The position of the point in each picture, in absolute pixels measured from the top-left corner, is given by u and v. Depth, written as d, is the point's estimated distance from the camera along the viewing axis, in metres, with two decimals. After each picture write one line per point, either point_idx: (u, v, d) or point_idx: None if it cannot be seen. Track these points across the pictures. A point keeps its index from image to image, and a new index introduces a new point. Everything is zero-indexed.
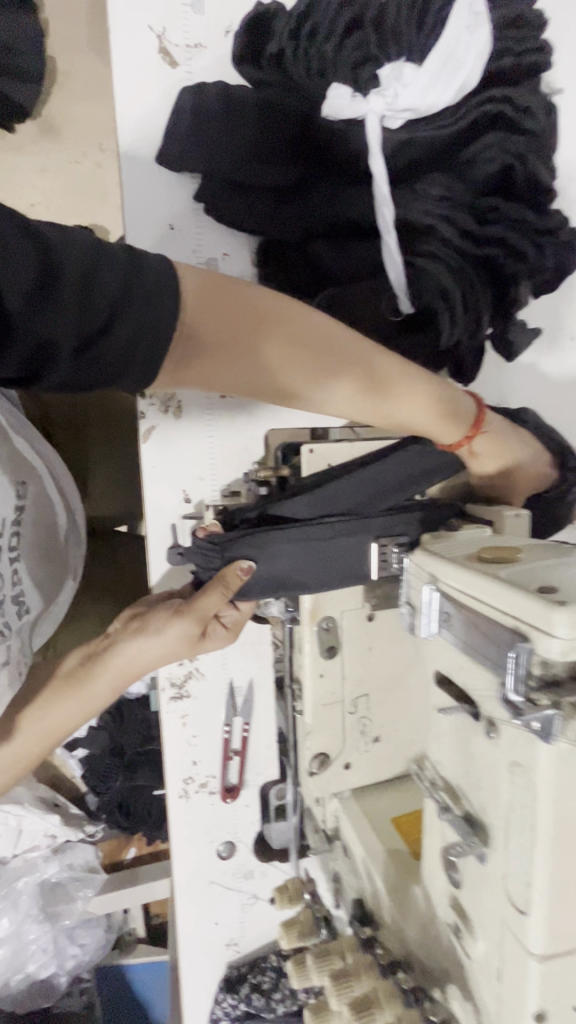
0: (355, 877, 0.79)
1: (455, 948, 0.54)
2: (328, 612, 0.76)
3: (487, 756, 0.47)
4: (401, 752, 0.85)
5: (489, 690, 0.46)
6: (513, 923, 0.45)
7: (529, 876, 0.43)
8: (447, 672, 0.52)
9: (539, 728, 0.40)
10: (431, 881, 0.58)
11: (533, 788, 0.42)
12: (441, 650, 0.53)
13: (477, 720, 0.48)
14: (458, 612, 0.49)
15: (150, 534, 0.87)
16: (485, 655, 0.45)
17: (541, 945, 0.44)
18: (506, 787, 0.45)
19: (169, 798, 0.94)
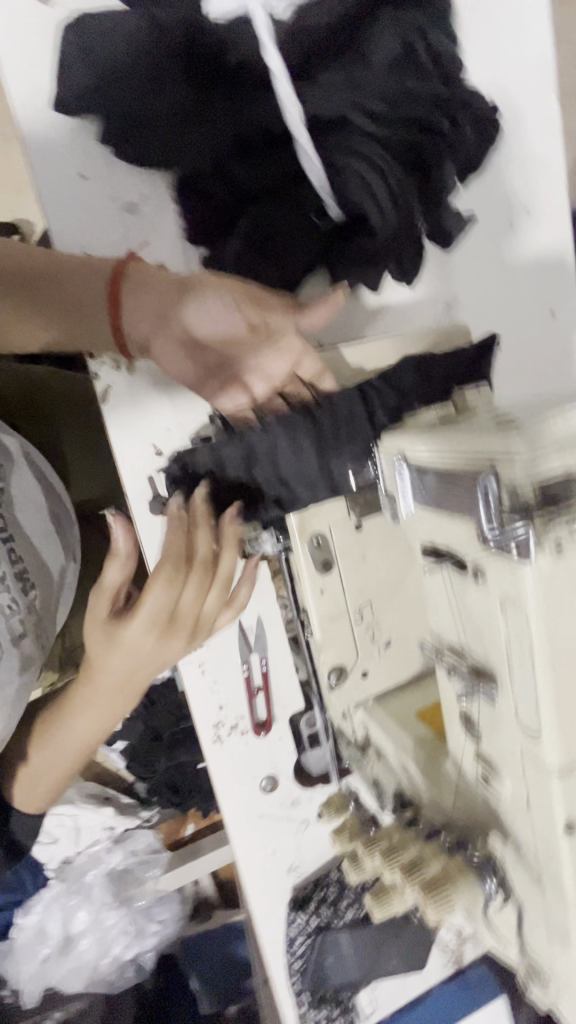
0: (392, 773, 0.82)
1: (487, 794, 0.57)
2: (316, 527, 0.78)
3: (480, 603, 0.48)
4: (415, 653, 0.87)
5: (469, 536, 0.47)
6: (531, 748, 0.48)
7: (537, 696, 0.45)
8: (432, 541, 0.53)
9: (518, 551, 0.42)
10: (457, 745, 0.61)
11: (524, 612, 0.43)
12: (423, 522, 0.54)
13: (465, 572, 0.49)
14: (432, 475, 0.51)
15: (130, 492, 0.87)
16: (460, 507, 0.47)
17: (557, 759, 0.46)
18: (501, 625, 0.47)
19: (203, 744, 0.97)
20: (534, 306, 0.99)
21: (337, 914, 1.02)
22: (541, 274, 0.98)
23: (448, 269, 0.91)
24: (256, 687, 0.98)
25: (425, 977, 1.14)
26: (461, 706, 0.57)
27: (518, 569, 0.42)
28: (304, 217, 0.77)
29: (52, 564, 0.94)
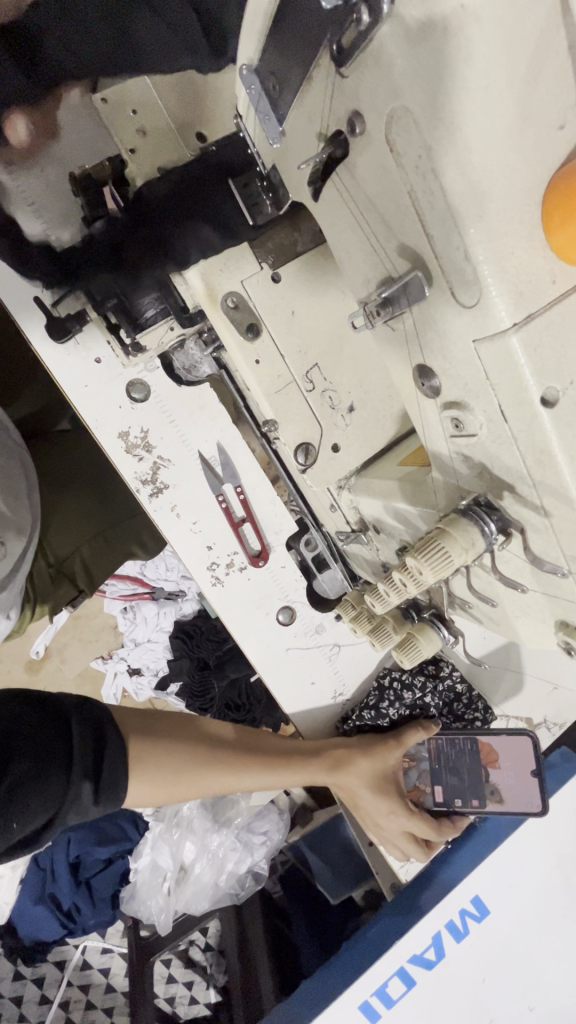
0: (392, 538, 0.74)
1: (464, 451, 0.49)
2: (228, 288, 0.69)
3: (371, 168, 0.39)
4: (387, 411, 0.77)
5: (327, 91, 0.39)
6: (478, 323, 0.39)
7: (460, 236, 0.36)
8: (306, 155, 0.44)
9: (370, 16, 0.33)
10: (425, 427, 0.52)
11: (411, 115, 0.35)
12: (291, 138, 0.45)
13: (346, 145, 0.40)
14: (275, 57, 0.42)
15: (31, 334, 0.79)
16: (309, 49, 0.39)
17: (506, 308, 0.38)
18: (397, 173, 0.37)
19: (203, 589, 0.92)
20: None
21: (381, 715, 0.99)
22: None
23: None
24: (240, 517, 0.91)
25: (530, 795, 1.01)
26: (411, 363, 0.48)
27: (380, 45, 0.34)
28: None
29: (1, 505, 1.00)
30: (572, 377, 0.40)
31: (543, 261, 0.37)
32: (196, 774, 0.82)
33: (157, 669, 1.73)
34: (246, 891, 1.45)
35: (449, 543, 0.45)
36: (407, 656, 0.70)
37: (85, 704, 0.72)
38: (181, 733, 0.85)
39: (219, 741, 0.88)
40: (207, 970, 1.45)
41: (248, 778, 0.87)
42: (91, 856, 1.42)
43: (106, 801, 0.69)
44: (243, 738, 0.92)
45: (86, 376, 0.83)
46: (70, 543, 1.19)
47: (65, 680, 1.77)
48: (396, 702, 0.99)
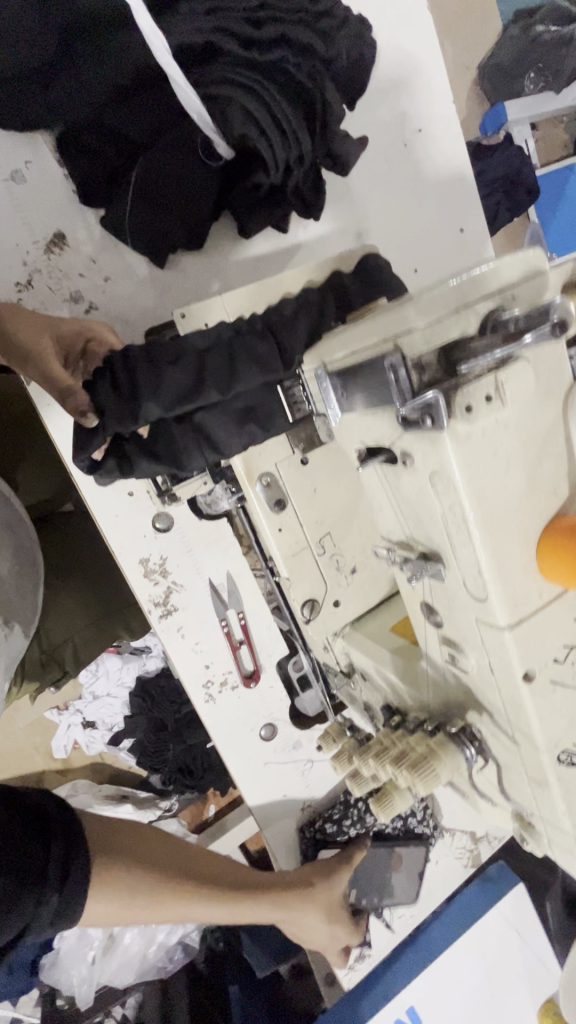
0: (377, 690, 0.85)
1: (455, 671, 0.60)
2: (264, 469, 0.79)
3: (414, 488, 0.50)
4: (382, 575, 0.89)
5: (387, 426, 0.50)
6: (482, 615, 0.51)
7: (478, 562, 0.48)
8: (364, 444, 0.55)
9: (433, 422, 0.43)
10: (424, 639, 0.63)
11: (452, 482, 0.46)
12: (351, 427, 0.56)
13: (396, 462, 0.51)
14: (348, 378, 0.53)
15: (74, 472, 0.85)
16: (377, 397, 0.49)
17: (506, 614, 0.49)
18: (434, 502, 0.49)
19: (196, 703, 0.99)
20: (445, 224, 1.04)
21: (341, 829, 1.08)
22: (447, 194, 1.03)
23: (353, 202, 0.98)
24: (238, 639, 0.99)
25: (445, 896, 1.20)
26: (421, 598, 0.59)
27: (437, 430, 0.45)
28: (192, 154, 0.78)
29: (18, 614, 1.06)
30: (546, 660, 0.52)
31: (534, 585, 0.50)
32: (169, 901, 0.74)
33: (112, 730, 1.76)
34: (172, 965, 1.48)
35: (439, 767, 0.57)
36: (383, 811, 0.78)
37: (61, 808, 0.69)
38: (157, 849, 0.77)
39: (202, 872, 0.80)
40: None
41: (223, 908, 0.80)
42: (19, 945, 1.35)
43: (67, 914, 0.65)
44: (223, 869, 0.84)
45: (119, 507, 0.90)
46: (64, 630, 1.22)
47: (16, 732, 1.75)
48: (358, 820, 1.09)
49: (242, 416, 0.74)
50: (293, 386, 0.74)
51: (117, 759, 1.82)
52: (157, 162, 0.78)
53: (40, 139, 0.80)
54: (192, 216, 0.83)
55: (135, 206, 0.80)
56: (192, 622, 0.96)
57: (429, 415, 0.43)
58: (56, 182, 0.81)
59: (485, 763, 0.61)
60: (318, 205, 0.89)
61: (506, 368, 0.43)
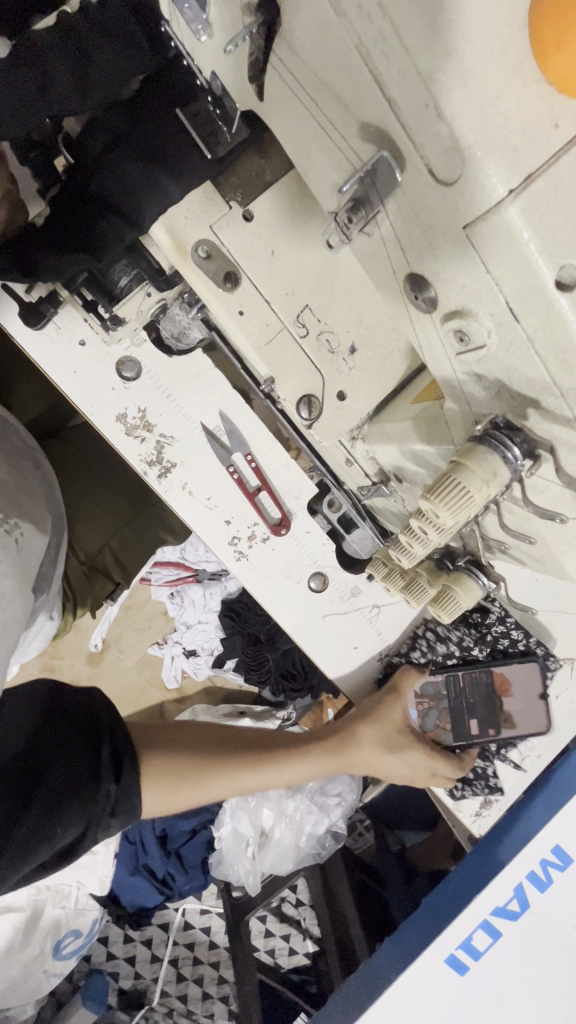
0: (414, 487, 0.68)
1: (468, 368, 0.41)
2: (197, 237, 0.62)
3: (308, 27, 0.34)
4: (394, 348, 0.68)
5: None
6: (463, 199, 0.32)
7: (426, 88, 0.30)
8: (237, 44, 0.40)
9: None
10: (424, 347, 0.45)
11: None
12: (223, 31, 0.42)
13: (280, 12, 0.36)
14: None
15: (6, 321, 0.76)
16: None
17: (495, 167, 0.30)
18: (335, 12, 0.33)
19: (228, 566, 0.89)
20: None
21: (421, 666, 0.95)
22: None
23: None
24: (255, 487, 0.87)
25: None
26: (400, 275, 0.40)
27: None
28: None
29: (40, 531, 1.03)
30: None
31: (534, 108, 0.30)
32: (209, 777, 0.84)
33: (211, 647, 1.70)
34: (328, 849, 1.42)
35: (466, 478, 0.40)
36: (445, 610, 0.64)
37: (104, 714, 0.70)
38: (196, 739, 0.88)
39: (245, 747, 0.91)
40: (302, 923, 1.49)
41: (255, 778, 0.89)
42: (177, 827, 1.46)
43: (122, 815, 0.67)
44: (262, 737, 0.96)
45: (78, 363, 0.79)
46: (99, 539, 1.19)
47: (127, 669, 1.78)
48: (437, 655, 0.95)
49: (149, 156, 0.61)
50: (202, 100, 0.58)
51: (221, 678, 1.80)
52: None
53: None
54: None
55: None
56: (198, 478, 0.85)
57: None
58: None
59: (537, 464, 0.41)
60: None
61: None
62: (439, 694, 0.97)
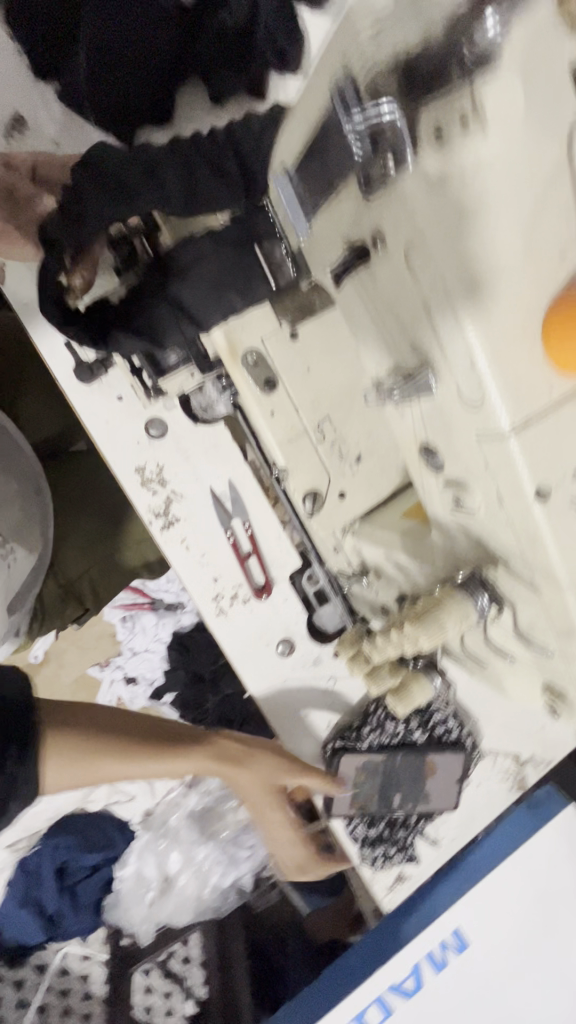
0: (390, 584, 0.79)
1: (463, 522, 0.53)
2: (249, 345, 0.73)
3: (386, 275, 0.44)
4: (392, 463, 0.82)
5: (347, 196, 0.44)
6: (481, 422, 0.43)
7: (470, 352, 0.41)
8: (329, 253, 0.49)
9: (396, 159, 0.38)
10: (426, 493, 0.56)
11: (425, 243, 0.39)
12: (317, 239, 0.50)
13: (367, 255, 0.45)
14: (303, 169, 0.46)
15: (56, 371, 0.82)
16: (332, 177, 0.44)
17: (506, 405, 0.41)
18: (410, 279, 0.42)
19: (208, 621, 0.95)
20: None
21: (364, 741, 1.02)
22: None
23: None
24: (246, 551, 0.95)
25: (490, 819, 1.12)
26: (418, 439, 0.52)
27: (404, 190, 0.39)
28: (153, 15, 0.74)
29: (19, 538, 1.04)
30: (565, 474, 0.44)
31: (541, 375, 0.42)
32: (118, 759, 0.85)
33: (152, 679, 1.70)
34: (229, 906, 1.46)
35: (444, 614, 0.51)
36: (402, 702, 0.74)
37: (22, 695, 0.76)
38: (107, 723, 0.89)
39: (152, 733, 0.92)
40: (185, 983, 1.40)
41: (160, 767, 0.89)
42: (78, 862, 1.43)
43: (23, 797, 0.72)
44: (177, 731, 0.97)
45: (110, 413, 0.87)
46: (77, 563, 1.22)
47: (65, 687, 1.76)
48: (380, 732, 1.03)
49: None
50: (272, 243, 0.65)
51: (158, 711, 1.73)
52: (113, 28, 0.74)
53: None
54: (151, 69, 0.77)
55: (91, 69, 0.76)
56: (196, 534, 0.93)
57: (390, 150, 0.38)
58: (8, 57, 0.78)
59: (498, 611, 0.53)
60: (297, 55, 0.80)
61: (484, 71, 0.34)
62: (374, 769, 1.02)
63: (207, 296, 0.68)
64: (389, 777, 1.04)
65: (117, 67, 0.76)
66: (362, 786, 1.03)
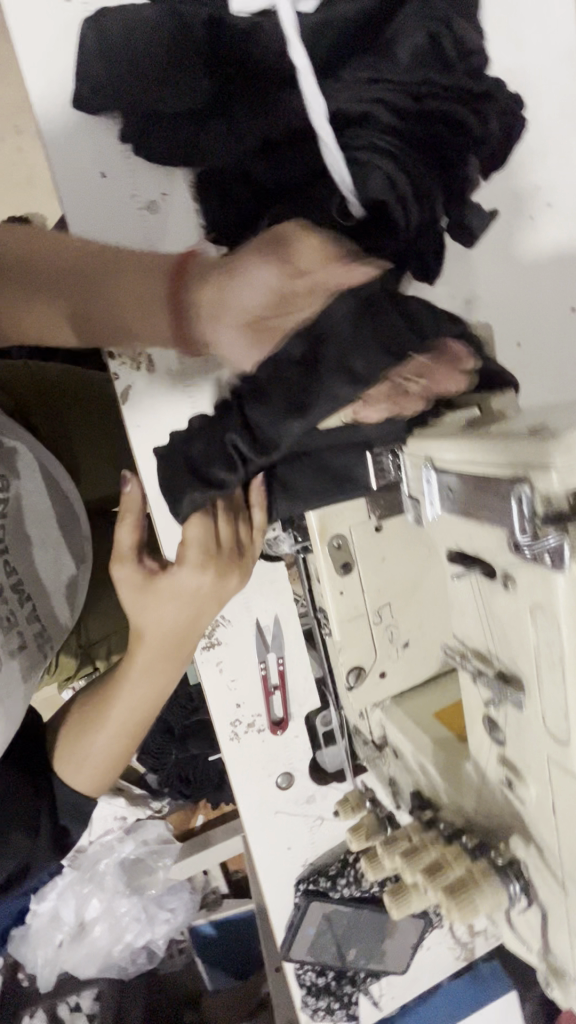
0: (408, 773, 0.83)
1: (511, 800, 0.57)
2: (338, 530, 0.77)
3: (508, 610, 0.48)
4: (434, 653, 0.86)
5: (498, 544, 0.47)
6: (557, 758, 0.48)
7: (566, 717, 0.45)
8: (457, 544, 0.53)
9: (551, 561, 0.41)
10: (480, 747, 0.61)
11: (556, 623, 0.43)
12: (447, 526, 0.54)
13: (494, 579, 0.49)
14: (459, 480, 0.50)
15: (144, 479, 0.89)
16: (487, 514, 0.47)
17: None
18: (531, 633, 0.46)
19: (221, 742, 0.98)
20: (554, 308, 0.95)
21: (335, 889, 1.02)
22: (563, 272, 0.94)
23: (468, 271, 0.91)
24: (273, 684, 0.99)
25: (431, 984, 1.15)
26: (485, 710, 0.57)
27: (554, 583, 0.42)
28: (323, 208, 0.74)
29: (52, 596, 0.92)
30: None
31: None
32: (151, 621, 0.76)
33: None
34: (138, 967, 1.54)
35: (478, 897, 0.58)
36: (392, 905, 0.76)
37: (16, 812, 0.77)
38: (154, 644, 0.77)
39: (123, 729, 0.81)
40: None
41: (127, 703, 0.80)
42: None
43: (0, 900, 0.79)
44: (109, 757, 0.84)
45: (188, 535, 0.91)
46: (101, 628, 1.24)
47: None
48: (352, 883, 1.02)
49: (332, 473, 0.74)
50: (382, 450, 0.68)
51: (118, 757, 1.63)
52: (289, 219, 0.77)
53: (115, 119, 0.79)
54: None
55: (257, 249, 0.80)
56: (232, 658, 0.96)
57: (547, 553, 0.41)
58: (187, 212, 0.83)
59: (528, 908, 0.59)
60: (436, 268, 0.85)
61: None
62: (339, 916, 1.02)
63: (316, 487, 0.74)
64: (351, 927, 1.03)
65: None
66: (322, 929, 1.02)
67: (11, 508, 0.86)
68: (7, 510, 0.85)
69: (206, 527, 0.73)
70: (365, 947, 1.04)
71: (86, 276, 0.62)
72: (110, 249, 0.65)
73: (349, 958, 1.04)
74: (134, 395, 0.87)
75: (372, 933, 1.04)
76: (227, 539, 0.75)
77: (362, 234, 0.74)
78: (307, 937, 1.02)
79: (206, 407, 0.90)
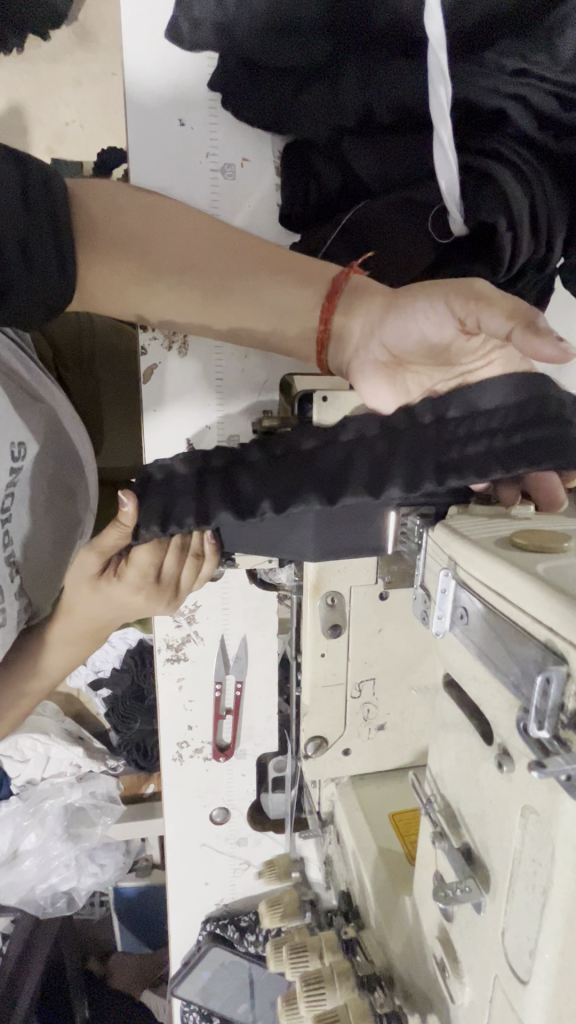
0: (344, 867, 0.73)
1: (440, 982, 0.47)
2: (335, 587, 0.66)
3: (497, 793, 0.38)
4: (408, 744, 0.76)
5: (506, 716, 0.36)
6: (506, 990, 0.38)
7: (529, 958, 0.35)
8: (458, 678, 0.43)
9: (567, 783, 0.30)
10: (421, 900, 0.51)
11: (550, 851, 0.32)
12: (452, 653, 0.43)
13: (490, 747, 0.39)
14: (478, 611, 0.38)
15: (155, 450, 0.81)
16: (501, 671, 0.36)
17: None
18: (516, 833, 0.36)
19: (162, 760, 0.92)
20: None
21: (241, 942, 0.95)
22: None
23: None
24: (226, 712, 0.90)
25: None
26: (435, 869, 0.47)
27: (562, 808, 0.31)
28: (418, 226, 0.66)
29: (39, 553, 0.79)
30: None
31: None
32: (108, 616, 0.74)
33: (95, 663, 1.34)
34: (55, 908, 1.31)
35: None
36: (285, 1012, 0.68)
37: None
38: (73, 628, 0.76)
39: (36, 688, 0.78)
40: None
41: (59, 662, 0.79)
42: None
43: None
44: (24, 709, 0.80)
45: None
46: None
47: None
48: (262, 940, 0.95)
49: None
50: (410, 512, 0.53)
51: (89, 701, 1.40)
52: (379, 216, 0.67)
53: (213, 65, 0.70)
54: (386, 275, 0.68)
55: (334, 244, 0.69)
56: (195, 678, 0.89)
57: (566, 772, 0.30)
58: (267, 186, 0.74)
59: None
60: None
61: None
62: (240, 967, 0.96)
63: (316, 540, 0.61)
64: (250, 981, 0.96)
65: (350, 255, 0.69)
66: (219, 973, 0.97)
67: (19, 477, 0.73)
68: (16, 479, 0.72)
69: (155, 556, 0.65)
70: (256, 1006, 0.97)
71: (202, 256, 0.57)
72: (172, 209, 0.58)
73: (239, 1010, 0.98)
74: (156, 377, 0.79)
75: (270, 995, 0.96)
76: (170, 575, 0.68)
77: (458, 257, 0.67)
78: (202, 975, 0.97)
79: (234, 409, 0.81)
